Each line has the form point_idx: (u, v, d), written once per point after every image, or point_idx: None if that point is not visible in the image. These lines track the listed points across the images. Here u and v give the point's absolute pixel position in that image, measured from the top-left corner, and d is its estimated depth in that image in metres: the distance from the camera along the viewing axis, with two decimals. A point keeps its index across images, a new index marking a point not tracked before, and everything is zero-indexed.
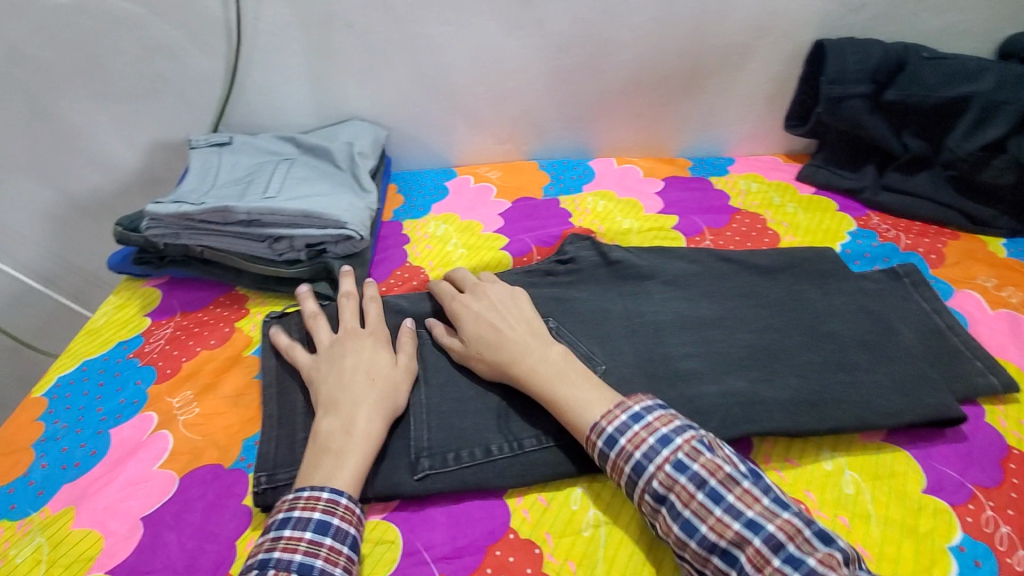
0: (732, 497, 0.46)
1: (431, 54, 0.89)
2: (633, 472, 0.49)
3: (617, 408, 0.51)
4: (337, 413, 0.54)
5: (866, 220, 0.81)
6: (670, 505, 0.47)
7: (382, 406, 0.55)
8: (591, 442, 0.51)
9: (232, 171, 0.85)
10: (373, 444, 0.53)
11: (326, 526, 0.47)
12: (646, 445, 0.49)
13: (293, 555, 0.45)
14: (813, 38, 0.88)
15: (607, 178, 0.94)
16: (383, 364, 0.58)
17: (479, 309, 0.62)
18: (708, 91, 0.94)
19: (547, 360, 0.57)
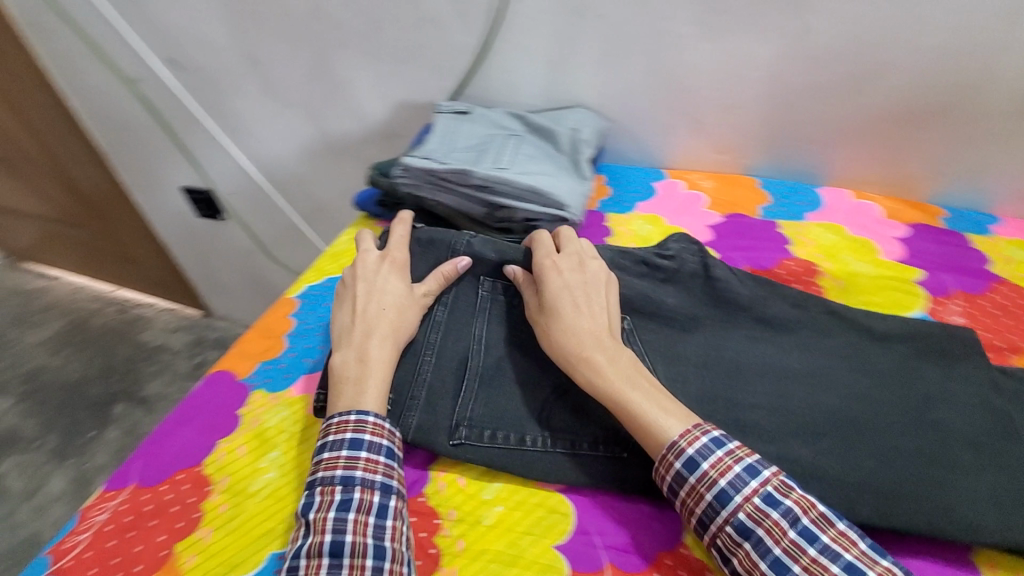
0: (827, 538, 0.46)
1: (675, 54, 0.88)
2: (715, 501, 0.49)
3: (698, 430, 0.52)
4: (353, 345, 0.61)
5: None
6: (758, 540, 0.47)
7: (388, 338, 0.61)
8: (667, 461, 0.51)
9: (468, 138, 0.93)
10: (380, 370, 0.59)
11: (359, 443, 0.54)
12: (731, 473, 0.49)
13: (334, 471, 0.53)
14: None
15: (837, 212, 0.85)
16: (395, 296, 0.64)
17: (564, 283, 0.62)
18: (987, 139, 0.83)
19: (616, 364, 0.57)
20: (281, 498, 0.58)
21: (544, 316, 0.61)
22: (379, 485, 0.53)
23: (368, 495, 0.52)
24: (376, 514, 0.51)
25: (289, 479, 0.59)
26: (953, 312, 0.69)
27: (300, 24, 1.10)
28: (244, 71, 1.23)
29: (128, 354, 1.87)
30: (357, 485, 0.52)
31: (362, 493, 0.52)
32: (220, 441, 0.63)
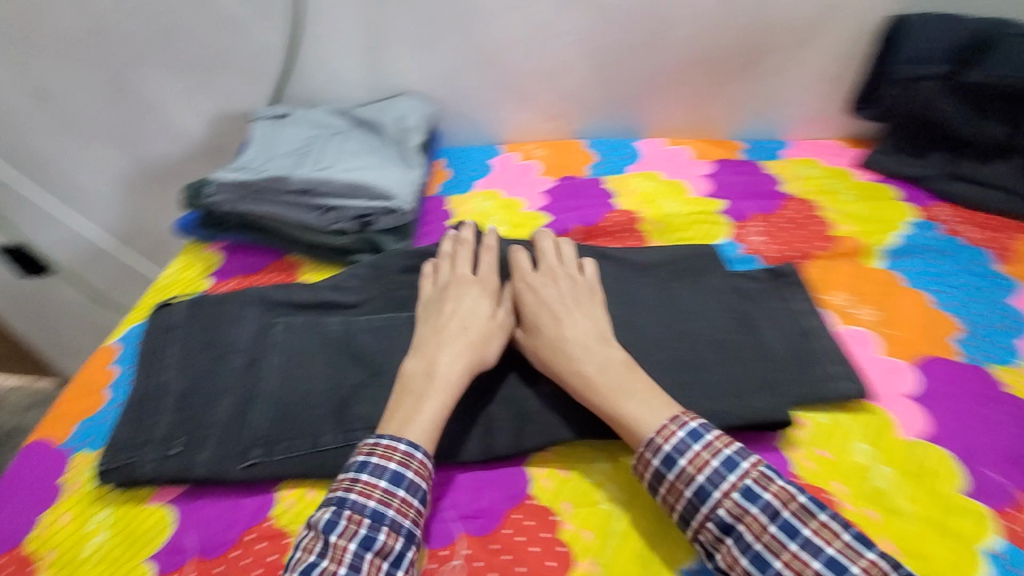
0: (809, 531, 0.45)
1: (480, 28, 0.89)
2: (694, 497, 0.48)
3: (674, 424, 0.50)
4: (448, 351, 0.58)
5: (931, 210, 0.76)
6: (738, 536, 0.46)
7: (469, 352, 0.58)
8: (645, 458, 0.50)
9: (291, 143, 0.89)
10: (453, 384, 0.56)
11: (399, 478, 0.50)
12: (708, 468, 0.48)
13: (367, 501, 0.49)
14: (886, 14, 0.82)
15: (654, 160, 0.92)
16: (479, 315, 0.62)
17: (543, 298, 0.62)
18: (768, 71, 0.89)
19: (605, 369, 0.55)
20: (117, 558, 0.55)
21: (492, 344, 0.60)
22: (370, 514, 0.48)
23: (354, 520, 0.48)
24: (359, 542, 0.47)
25: (123, 537, 0.56)
26: (759, 244, 0.74)
27: (83, 44, 1.00)
28: (31, 105, 1.09)
29: None
30: (345, 508, 0.48)
31: (348, 518, 0.48)
32: (41, 516, 0.57)
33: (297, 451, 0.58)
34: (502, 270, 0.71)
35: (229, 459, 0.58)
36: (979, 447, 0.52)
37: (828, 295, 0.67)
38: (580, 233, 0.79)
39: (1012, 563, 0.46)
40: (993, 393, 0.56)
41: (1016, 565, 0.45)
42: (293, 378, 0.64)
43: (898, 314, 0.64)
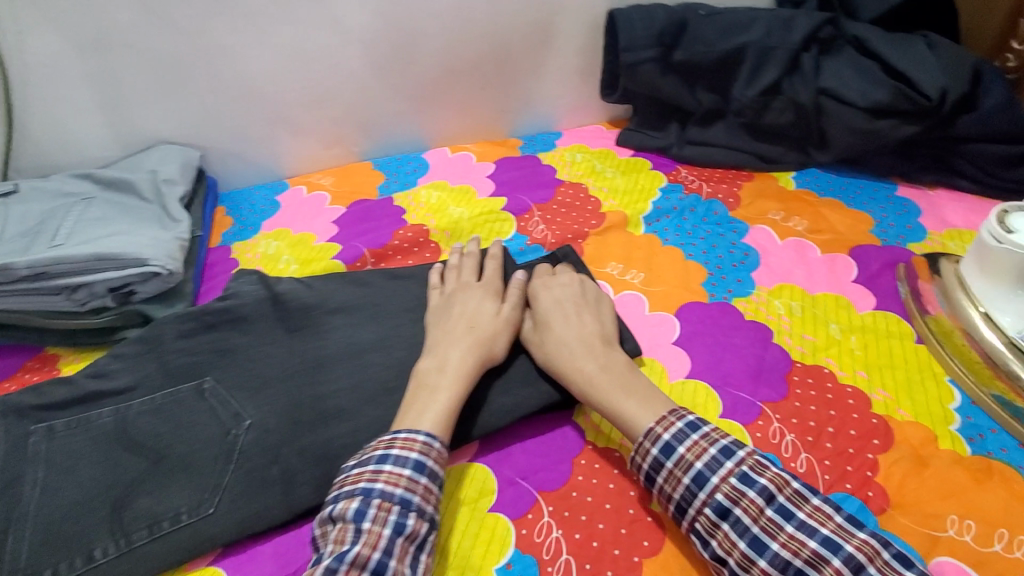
0: (803, 514, 0.45)
1: (228, 65, 0.85)
2: (692, 484, 0.48)
3: (674, 416, 0.51)
4: (463, 349, 0.57)
5: (675, 173, 0.87)
6: (736, 520, 0.45)
7: (477, 348, 0.58)
8: (645, 448, 0.50)
9: (20, 222, 0.76)
10: (463, 377, 0.56)
11: (421, 466, 0.49)
12: (707, 454, 0.48)
13: (395, 489, 0.47)
14: (605, 9, 0.92)
15: (441, 169, 0.94)
16: (486, 314, 0.61)
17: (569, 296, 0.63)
18: (525, 71, 0.96)
19: (607, 369, 0.56)
20: None
21: (501, 340, 0.60)
22: (399, 501, 0.46)
23: (384, 509, 0.46)
24: (391, 529, 0.45)
25: None
26: (541, 232, 0.79)
27: None
28: None
29: None
30: (373, 497, 0.46)
31: (378, 506, 0.46)
32: None
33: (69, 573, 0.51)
34: (290, 315, 0.68)
35: None
36: (728, 373, 0.60)
37: (603, 267, 0.74)
38: (373, 256, 0.78)
39: None
40: (736, 322, 0.65)
41: None
42: (53, 494, 0.55)
43: (658, 271, 0.72)
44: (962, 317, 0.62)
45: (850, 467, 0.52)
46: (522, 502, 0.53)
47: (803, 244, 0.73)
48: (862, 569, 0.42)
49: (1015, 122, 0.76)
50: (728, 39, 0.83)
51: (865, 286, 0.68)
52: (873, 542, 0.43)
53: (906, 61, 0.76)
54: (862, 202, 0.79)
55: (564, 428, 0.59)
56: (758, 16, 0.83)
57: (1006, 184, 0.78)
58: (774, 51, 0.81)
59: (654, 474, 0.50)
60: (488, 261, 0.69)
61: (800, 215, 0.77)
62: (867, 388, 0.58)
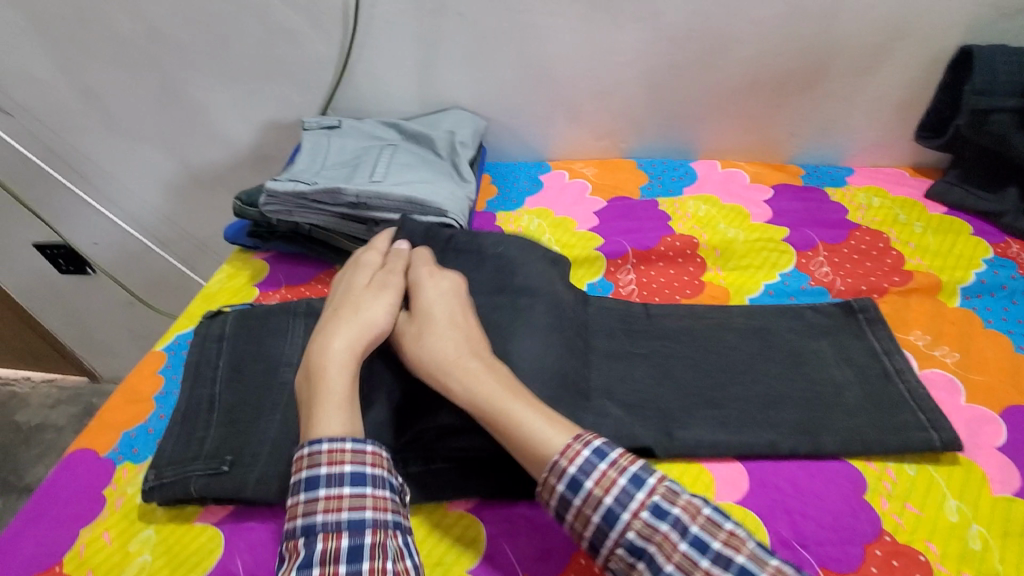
0: (718, 544, 0.41)
1: (536, 45, 0.88)
2: (603, 523, 0.43)
3: (578, 443, 0.46)
4: (355, 335, 0.54)
5: (1005, 246, 0.73)
6: (651, 560, 0.41)
7: (347, 337, 0.54)
8: (550, 484, 0.45)
9: (340, 154, 0.88)
10: (342, 368, 0.52)
11: (314, 481, 0.46)
12: (615, 487, 0.43)
13: (295, 521, 0.45)
14: (960, 42, 0.79)
15: (710, 183, 0.90)
16: (355, 294, 0.59)
17: (428, 289, 0.59)
18: (831, 96, 0.87)
19: (473, 372, 0.51)
20: None
21: (378, 317, 0.56)
22: (348, 525, 0.45)
23: (334, 539, 0.44)
24: (298, 566, 0.43)
25: (168, 557, 0.54)
26: (828, 275, 0.71)
27: (137, 49, 1.00)
28: (83, 109, 1.10)
29: (4, 439, 1.59)
30: (319, 533, 0.44)
31: (325, 541, 0.44)
32: (82, 532, 0.56)
33: None
34: None
35: (282, 479, 0.56)
36: None
37: (906, 333, 0.64)
38: (636, 257, 0.77)
39: None
40: None
41: None
42: None
43: (982, 357, 0.61)
44: None
45: None
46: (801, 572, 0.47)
47: None
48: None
49: None
50: None
51: None
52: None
53: None
54: None
55: (853, 505, 0.51)
56: None
57: None
58: None
59: (562, 511, 0.45)
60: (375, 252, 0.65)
61: None
62: None
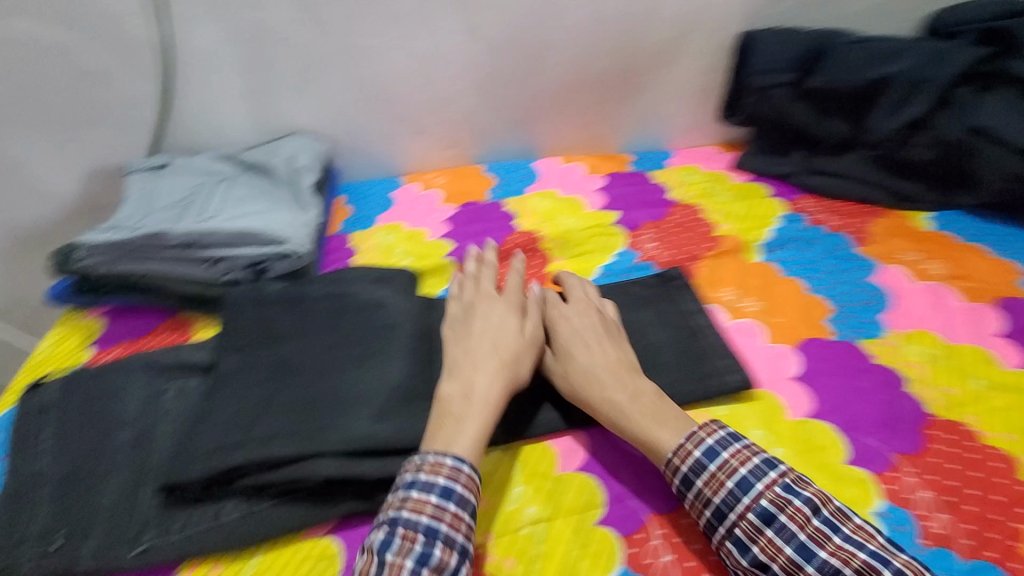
0: (848, 529, 0.47)
1: (365, 64, 0.89)
2: (736, 488, 0.49)
3: (717, 424, 0.53)
4: (492, 370, 0.57)
5: (797, 203, 0.84)
6: (783, 528, 0.47)
7: (504, 372, 0.57)
8: (687, 450, 0.52)
9: (169, 194, 0.83)
10: (492, 404, 0.55)
11: (451, 491, 0.49)
12: (753, 462, 0.50)
13: (420, 517, 0.47)
14: (739, 30, 0.89)
15: (551, 178, 0.95)
16: (508, 333, 0.60)
17: (580, 322, 0.62)
18: (643, 88, 0.96)
19: (640, 391, 0.56)
20: None
21: (524, 363, 0.59)
22: (423, 531, 0.47)
23: (409, 538, 0.47)
24: (414, 561, 0.45)
25: None
26: (653, 249, 0.78)
27: None
28: None
29: None
30: (398, 526, 0.47)
31: (402, 535, 0.47)
32: None
33: (199, 526, 0.55)
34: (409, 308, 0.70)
35: (118, 547, 0.53)
36: (856, 418, 0.57)
37: (715, 291, 0.72)
38: (484, 259, 0.80)
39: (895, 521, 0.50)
40: (864, 365, 0.62)
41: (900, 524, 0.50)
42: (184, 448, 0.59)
43: (778, 303, 0.69)
44: None
45: (994, 535, 0.49)
46: (630, 522, 0.54)
47: (940, 291, 0.69)
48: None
49: None
50: (874, 67, 0.79)
51: (1014, 341, 0.63)
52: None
53: None
54: (1010, 252, 0.73)
55: None
56: (906, 48, 0.79)
57: None
58: (925, 85, 0.77)
59: (692, 478, 0.51)
60: (484, 274, 0.69)
61: (937, 259, 0.72)
62: (1015, 452, 0.54)
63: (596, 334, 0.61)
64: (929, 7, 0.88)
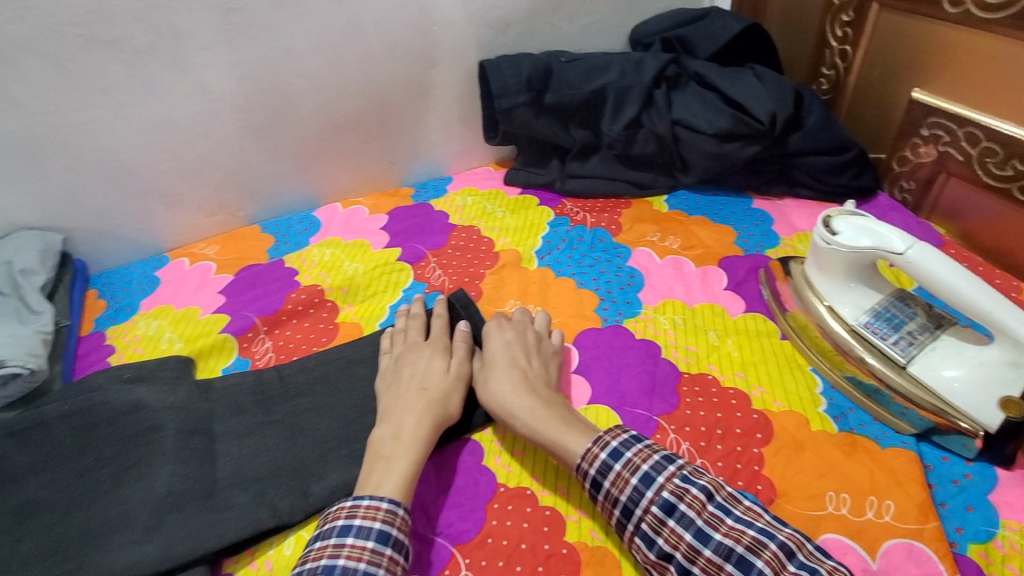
0: (739, 510, 0.47)
1: (85, 141, 0.79)
2: (639, 484, 0.49)
3: (596, 446, 0.52)
4: (413, 414, 0.57)
5: (561, 207, 0.94)
6: (681, 515, 0.47)
7: (428, 412, 0.58)
8: (594, 453, 0.52)
9: None
10: (421, 442, 0.55)
11: (387, 535, 0.48)
12: (653, 458, 0.50)
13: (358, 563, 0.45)
14: (477, 59, 0.96)
15: (334, 226, 0.93)
16: (435, 373, 0.61)
17: (506, 339, 0.64)
18: (406, 123, 0.98)
19: (554, 408, 0.57)
20: None
21: (453, 399, 0.60)
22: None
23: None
24: None
25: None
26: (439, 278, 0.80)
27: None
28: None
29: None
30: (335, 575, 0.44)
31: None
32: None
33: None
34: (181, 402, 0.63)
35: None
36: (625, 391, 0.64)
37: (502, 306, 0.76)
38: (266, 324, 0.75)
39: None
40: (629, 342, 0.69)
41: None
42: None
43: (554, 303, 0.76)
44: (812, 313, 0.65)
45: (740, 465, 0.56)
46: (438, 559, 0.52)
47: (680, 261, 0.81)
48: (793, 559, 0.44)
49: (834, 137, 0.86)
50: (589, 81, 0.91)
51: (736, 293, 0.75)
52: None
53: (738, 91, 0.87)
54: (725, 217, 0.89)
55: (474, 473, 0.58)
56: (611, 60, 0.92)
57: (843, 189, 0.88)
58: (631, 90, 0.90)
59: (600, 479, 0.51)
60: (435, 320, 0.69)
61: (673, 235, 0.85)
62: (745, 386, 0.63)
63: (525, 348, 0.64)
64: (629, 22, 1.02)
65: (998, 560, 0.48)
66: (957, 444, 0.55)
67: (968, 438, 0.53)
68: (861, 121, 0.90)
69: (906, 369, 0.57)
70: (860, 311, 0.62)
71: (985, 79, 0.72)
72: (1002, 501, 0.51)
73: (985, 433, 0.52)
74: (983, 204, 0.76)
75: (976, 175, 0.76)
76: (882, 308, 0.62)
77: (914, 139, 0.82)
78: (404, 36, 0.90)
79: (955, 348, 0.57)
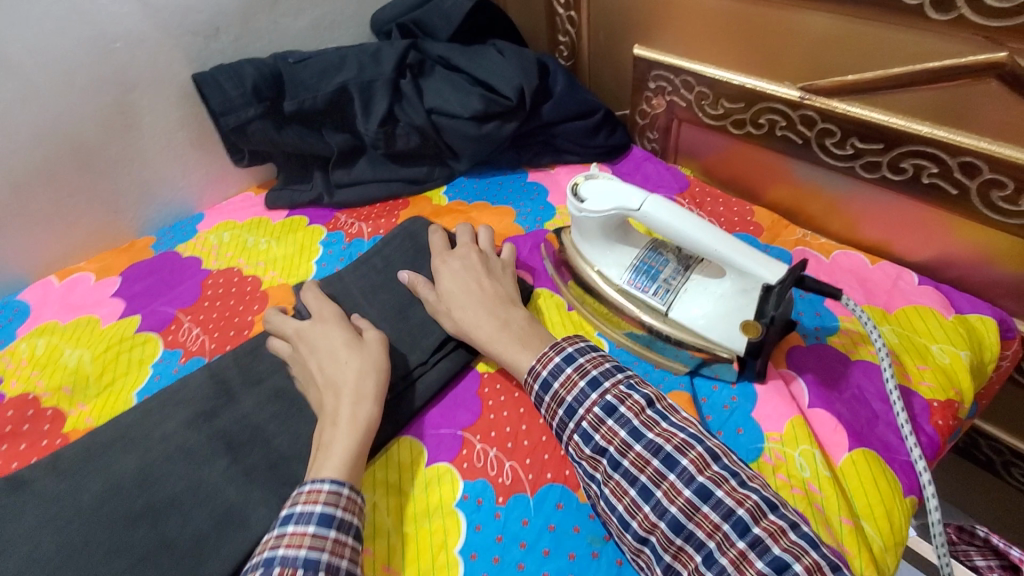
0: (678, 419, 0.49)
1: None
2: (587, 386, 0.52)
3: (552, 352, 0.54)
4: (345, 402, 0.54)
5: (334, 222, 0.86)
6: (620, 415, 0.49)
7: (361, 389, 0.55)
8: (548, 356, 0.54)
9: None
10: (361, 424, 0.53)
11: (327, 519, 0.45)
12: (606, 366, 0.52)
13: (298, 550, 0.43)
14: (190, 73, 0.82)
15: (48, 306, 0.76)
16: (350, 352, 0.58)
17: (461, 270, 0.65)
18: (117, 162, 0.81)
19: (504, 325, 0.59)
20: None
21: (379, 362, 0.58)
22: (302, 564, 0.42)
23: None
24: None
25: None
26: (197, 340, 0.69)
27: None
28: None
29: None
30: (275, 567, 0.42)
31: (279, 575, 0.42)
32: None
33: None
34: None
35: None
36: (431, 412, 0.60)
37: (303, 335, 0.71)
38: None
39: (476, 496, 0.53)
40: None
41: (479, 496, 0.53)
42: None
43: None
44: (585, 281, 0.66)
45: (547, 456, 0.56)
46: None
47: None
48: (716, 461, 0.46)
49: (581, 101, 0.89)
50: (327, 80, 0.82)
51: (523, 270, 0.75)
52: (780, 519, 0.42)
53: (482, 71, 0.85)
54: (503, 198, 0.88)
55: None
56: (346, 55, 0.84)
57: (601, 149, 0.91)
58: (375, 83, 0.83)
59: (552, 382, 0.53)
60: (322, 305, 0.64)
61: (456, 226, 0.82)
62: None
63: (477, 268, 0.66)
64: (363, 9, 0.94)
65: (768, 471, 0.52)
66: (722, 371, 0.59)
67: (728, 363, 0.57)
68: (600, 81, 0.95)
69: (669, 316, 0.60)
70: (623, 269, 0.64)
71: (687, 30, 0.78)
72: (763, 416, 0.56)
73: (737, 356, 0.57)
74: (712, 141, 0.84)
75: (700, 118, 0.83)
76: (639, 262, 0.64)
77: (646, 93, 0.88)
78: (77, 61, 0.73)
79: (702, 285, 0.60)
